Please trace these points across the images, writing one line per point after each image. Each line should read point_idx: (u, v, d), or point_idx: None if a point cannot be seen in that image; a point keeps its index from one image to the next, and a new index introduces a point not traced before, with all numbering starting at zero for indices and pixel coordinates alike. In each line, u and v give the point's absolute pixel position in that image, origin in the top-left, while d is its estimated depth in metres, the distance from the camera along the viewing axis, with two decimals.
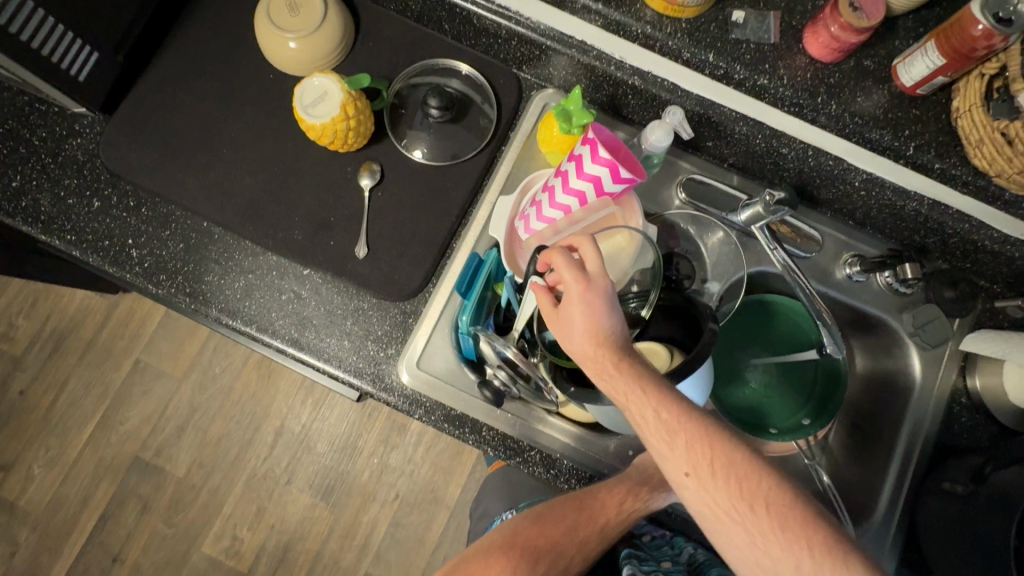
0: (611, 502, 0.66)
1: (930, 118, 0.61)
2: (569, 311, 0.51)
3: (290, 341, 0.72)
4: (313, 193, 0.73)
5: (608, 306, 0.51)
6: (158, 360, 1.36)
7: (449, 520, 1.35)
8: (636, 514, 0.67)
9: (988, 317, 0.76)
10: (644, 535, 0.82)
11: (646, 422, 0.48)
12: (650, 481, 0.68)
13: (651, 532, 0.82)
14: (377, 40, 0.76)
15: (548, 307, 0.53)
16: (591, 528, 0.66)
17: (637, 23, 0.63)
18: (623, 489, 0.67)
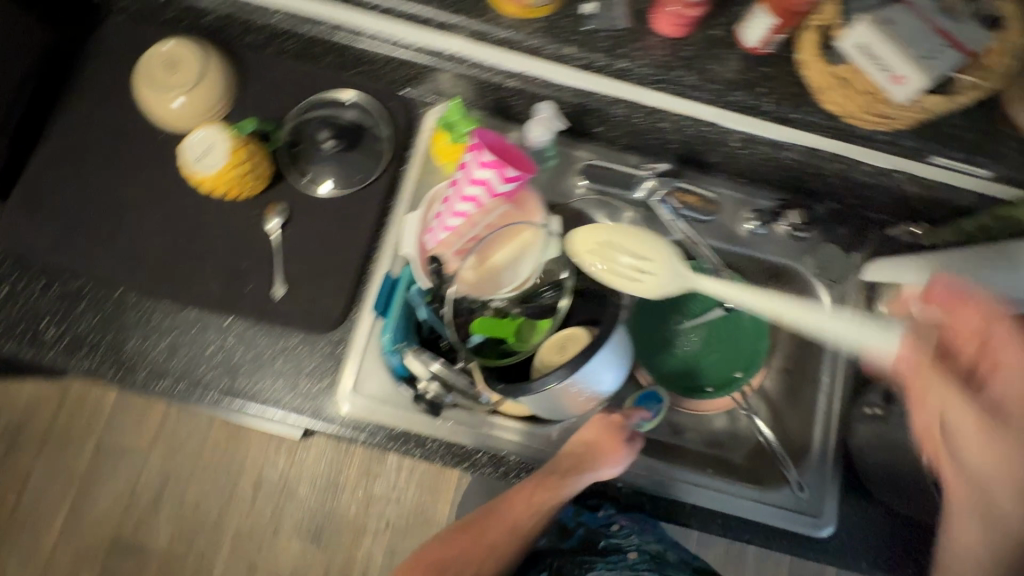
0: (519, 501, 0.68)
1: (782, 72, 0.65)
2: None
3: (223, 391, 0.73)
4: (224, 242, 0.75)
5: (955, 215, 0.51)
6: (122, 437, 1.48)
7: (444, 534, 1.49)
8: (546, 507, 0.68)
9: (882, 247, 0.81)
10: (612, 525, 0.84)
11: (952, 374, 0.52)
12: (557, 471, 0.68)
13: (618, 521, 0.84)
14: (262, 83, 0.80)
15: None
16: (501, 529, 0.68)
17: (498, 30, 0.64)
18: (531, 486, 0.68)
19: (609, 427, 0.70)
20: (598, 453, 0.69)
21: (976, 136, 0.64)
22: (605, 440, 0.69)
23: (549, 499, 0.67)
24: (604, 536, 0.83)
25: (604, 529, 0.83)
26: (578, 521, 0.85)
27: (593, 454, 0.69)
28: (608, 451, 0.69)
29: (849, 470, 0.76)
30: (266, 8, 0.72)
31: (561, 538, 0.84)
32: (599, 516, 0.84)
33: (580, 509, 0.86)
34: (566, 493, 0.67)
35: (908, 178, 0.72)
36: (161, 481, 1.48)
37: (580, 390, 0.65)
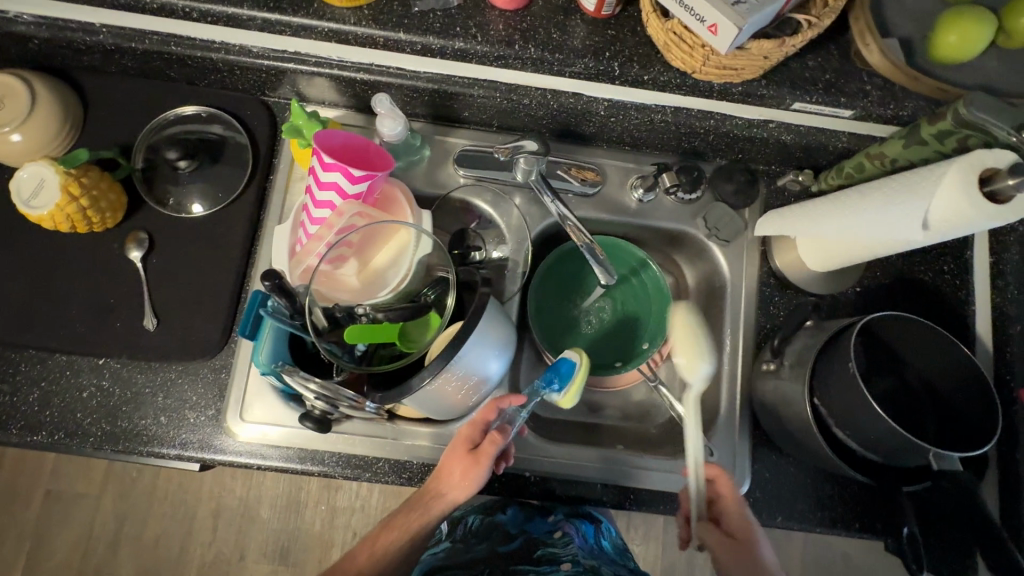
0: (373, 541, 0.66)
1: (627, 35, 0.63)
2: None
3: (103, 436, 0.69)
4: (86, 280, 0.72)
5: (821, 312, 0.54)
6: (68, 484, 1.36)
7: None
8: (398, 543, 0.65)
9: (775, 199, 0.79)
10: (555, 532, 0.84)
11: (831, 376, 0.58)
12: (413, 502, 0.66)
13: (562, 528, 0.85)
14: (110, 107, 0.75)
15: None
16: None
17: (321, 23, 0.61)
18: (388, 524, 0.66)
19: (457, 447, 0.65)
20: (442, 480, 0.64)
21: (831, 77, 0.64)
22: (450, 463, 0.64)
23: (401, 534, 0.65)
24: (543, 545, 0.82)
25: (546, 536, 0.83)
26: (523, 529, 0.85)
27: (438, 481, 0.64)
28: (452, 476, 0.63)
29: (759, 431, 0.74)
30: (91, 24, 0.65)
31: (502, 543, 0.83)
32: (548, 520, 0.86)
33: (529, 517, 0.87)
34: (414, 526, 0.64)
35: (781, 127, 0.69)
36: (116, 526, 1.35)
37: (454, 384, 0.63)
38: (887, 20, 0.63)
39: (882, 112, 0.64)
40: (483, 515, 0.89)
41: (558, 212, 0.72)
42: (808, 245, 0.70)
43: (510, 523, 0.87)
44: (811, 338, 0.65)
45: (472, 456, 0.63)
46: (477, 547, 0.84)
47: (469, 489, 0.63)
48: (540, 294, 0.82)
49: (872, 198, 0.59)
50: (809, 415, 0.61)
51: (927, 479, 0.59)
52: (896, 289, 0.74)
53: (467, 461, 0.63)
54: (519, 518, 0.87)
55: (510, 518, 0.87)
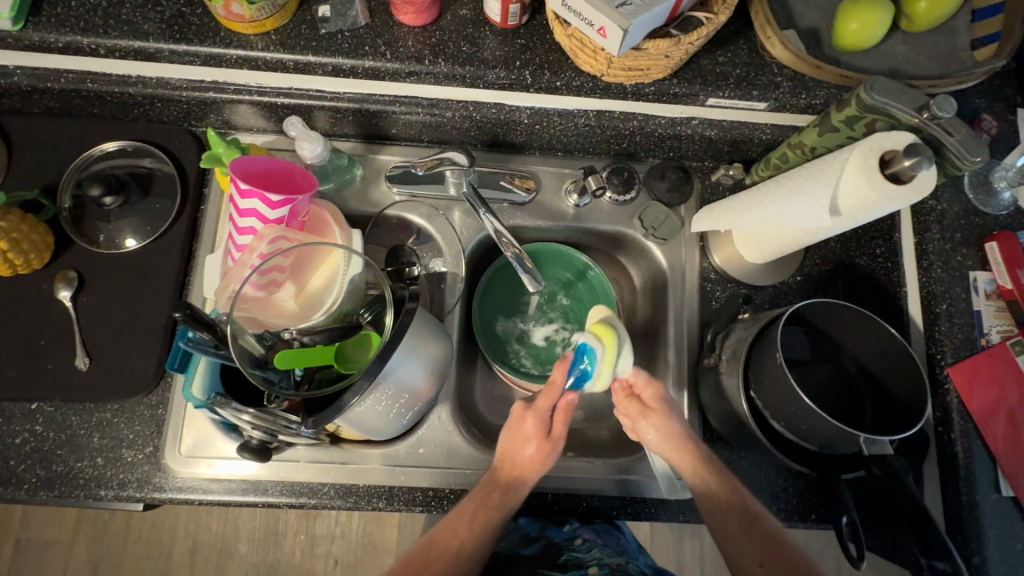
0: (462, 516, 0.63)
1: (536, 43, 0.64)
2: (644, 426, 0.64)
3: (37, 482, 0.67)
4: (16, 325, 0.70)
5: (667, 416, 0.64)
6: (39, 531, 1.28)
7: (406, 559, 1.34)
8: (492, 523, 0.62)
9: (711, 194, 0.79)
10: (575, 539, 0.71)
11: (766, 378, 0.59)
12: (499, 487, 0.64)
13: (582, 535, 0.72)
14: (34, 147, 0.74)
15: (634, 411, 0.65)
16: (449, 550, 0.62)
17: (229, 50, 0.62)
18: (473, 505, 0.63)
19: (529, 432, 0.64)
20: (523, 468, 0.64)
21: (741, 71, 0.65)
22: (523, 448, 0.64)
23: (495, 513, 0.62)
24: (565, 551, 0.69)
25: (567, 544, 0.70)
26: (542, 534, 0.72)
27: (519, 469, 0.64)
28: (531, 462, 0.64)
29: (708, 428, 0.73)
30: (2, 65, 0.64)
31: (521, 545, 0.72)
32: (564, 529, 0.72)
33: (545, 523, 0.73)
34: (509, 509, 0.63)
35: (703, 124, 0.69)
36: (90, 570, 1.27)
37: (391, 395, 0.63)
38: (794, 12, 0.64)
39: (795, 102, 0.65)
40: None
41: (493, 228, 0.70)
42: (742, 239, 0.71)
43: (527, 529, 0.72)
44: (745, 331, 0.65)
45: (548, 441, 0.64)
46: (496, 550, 0.72)
47: (546, 467, 0.64)
48: (485, 309, 0.81)
49: (785, 191, 0.59)
50: (745, 408, 0.61)
51: (860, 467, 0.59)
52: (837, 275, 0.74)
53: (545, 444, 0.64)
54: (535, 523, 0.73)
55: (527, 524, 0.73)
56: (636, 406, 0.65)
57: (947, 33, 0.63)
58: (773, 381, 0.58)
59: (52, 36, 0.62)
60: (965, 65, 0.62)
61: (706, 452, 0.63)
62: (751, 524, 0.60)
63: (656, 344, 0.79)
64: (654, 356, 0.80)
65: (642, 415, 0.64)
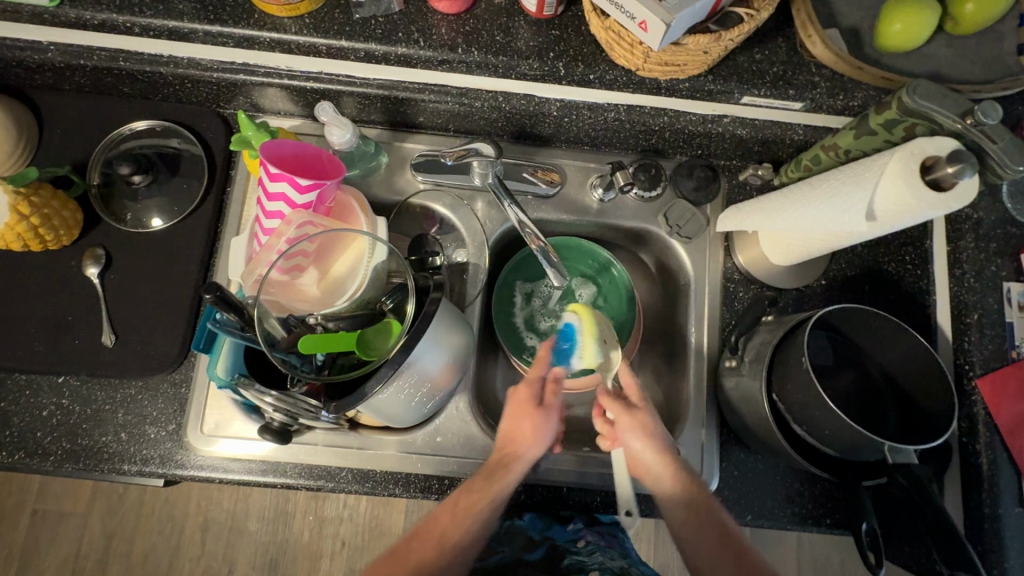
0: (449, 507, 0.59)
1: (570, 34, 0.64)
2: (627, 430, 0.62)
3: (63, 454, 0.68)
4: (45, 299, 0.71)
5: (655, 423, 0.62)
6: (57, 501, 1.31)
7: None
8: (482, 517, 0.58)
9: (737, 193, 0.78)
10: (578, 541, 0.70)
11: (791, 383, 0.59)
12: (490, 472, 0.60)
13: (586, 537, 0.71)
14: (65, 124, 0.75)
15: (620, 410, 0.63)
16: (433, 541, 0.57)
17: (263, 33, 0.62)
18: (462, 490, 0.60)
19: (519, 402, 0.63)
20: (517, 439, 0.62)
21: (778, 70, 0.64)
22: (522, 423, 0.62)
23: (481, 504, 0.58)
24: (568, 554, 0.69)
25: (569, 545, 0.70)
26: (545, 536, 0.71)
27: (514, 444, 0.62)
28: (531, 438, 0.62)
29: (726, 429, 0.72)
30: (37, 41, 0.65)
31: (524, 550, 0.71)
32: (567, 529, 0.72)
33: (548, 523, 0.72)
34: (502, 494, 0.59)
35: (735, 122, 0.68)
36: (104, 540, 1.30)
37: (412, 382, 0.62)
38: (834, 10, 0.63)
39: (831, 103, 0.64)
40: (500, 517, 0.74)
41: (517, 219, 0.71)
42: (768, 241, 0.70)
43: (530, 530, 0.72)
44: (768, 334, 0.65)
45: (541, 409, 0.62)
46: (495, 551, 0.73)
47: (542, 437, 0.62)
48: (507, 304, 0.82)
49: (820, 194, 0.58)
50: (767, 411, 0.61)
51: (882, 474, 0.59)
52: (862, 280, 0.73)
53: (534, 409, 0.62)
54: (538, 523, 0.72)
55: (531, 524, 0.72)
56: (620, 406, 0.63)
57: (992, 37, 0.62)
58: (796, 384, 0.58)
59: (88, 13, 0.62)
60: (1010, 71, 0.61)
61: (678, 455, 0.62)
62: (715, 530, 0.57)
63: (675, 342, 0.79)
64: (672, 355, 0.79)
65: (626, 414, 0.62)
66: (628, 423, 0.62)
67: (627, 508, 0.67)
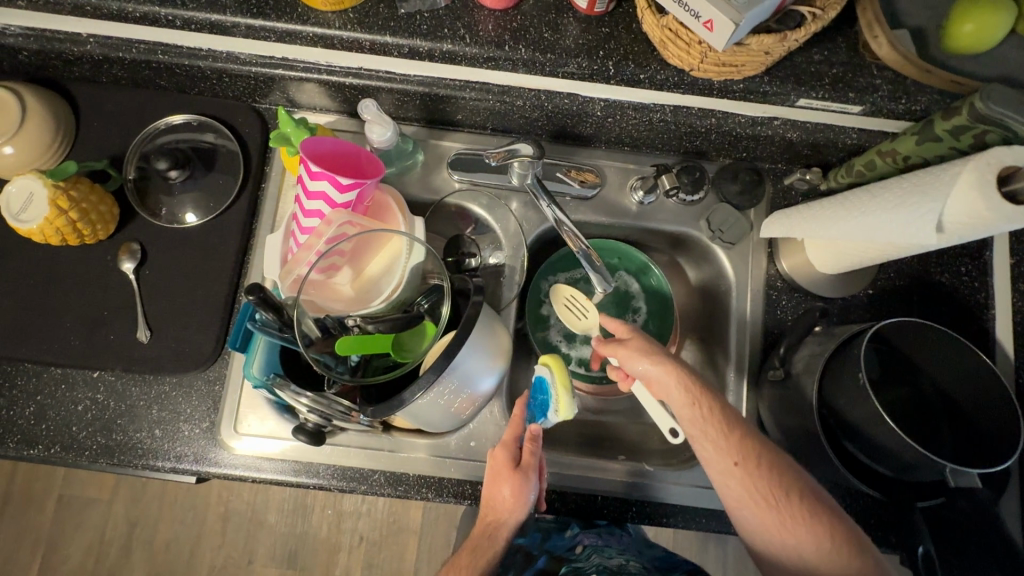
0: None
1: (620, 32, 0.62)
2: (631, 360, 0.57)
3: (98, 449, 0.68)
4: (82, 293, 0.71)
5: (654, 346, 0.58)
6: (82, 487, 1.32)
7: (426, 539, 1.35)
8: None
9: (782, 198, 0.75)
10: (575, 547, 0.73)
11: (848, 401, 0.56)
12: (475, 544, 0.57)
13: (584, 541, 0.74)
14: (102, 117, 0.74)
15: (614, 346, 0.59)
16: None
17: (306, 27, 0.60)
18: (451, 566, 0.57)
19: (494, 470, 0.59)
20: (495, 511, 0.57)
21: (837, 72, 0.61)
22: (499, 490, 0.58)
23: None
24: (568, 562, 0.71)
25: (568, 554, 0.73)
26: (543, 549, 0.74)
27: (494, 511, 0.57)
28: (509, 504, 0.57)
29: None
30: (78, 34, 0.64)
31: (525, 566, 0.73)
32: (565, 536, 0.75)
33: (546, 533, 0.76)
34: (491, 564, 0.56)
35: (787, 125, 0.66)
36: (127, 528, 1.31)
37: (450, 388, 0.61)
38: (899, 10, 0.60)
39: (892, 107, 0.61)
40: None
41: (554, 217, 0.70)
42: (816, 248, 0.67)
43: (530, 545, 0.74)
44: (817, 346, 0.63)
45: (518, 471, 0.58)
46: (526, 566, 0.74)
47: (522, 503, 0.57)
48: (545, 318, 0.81)
49: (882, 202, 0.56)
50: (818, 426, 0.59)
51: (940, 496, 0.57)
52: (913, 291, 0.71)
53: (511, 472, 0.58)
54: (537, 537, 0.75)
55: (531, 539, 0.75)
56: (612, 343, 0.59)
57: None
58: (851, 401, 0.56)
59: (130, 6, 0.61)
60: None
61: (739, 423, 0.55)
62: (791, 503, 0.52)
63: (713, 351, 0.77)
64: (709, 363, 0.77)
65: (623, 344, 0.58)
66: (624, 350, 0.58)
67: (672, 428, 0.59)
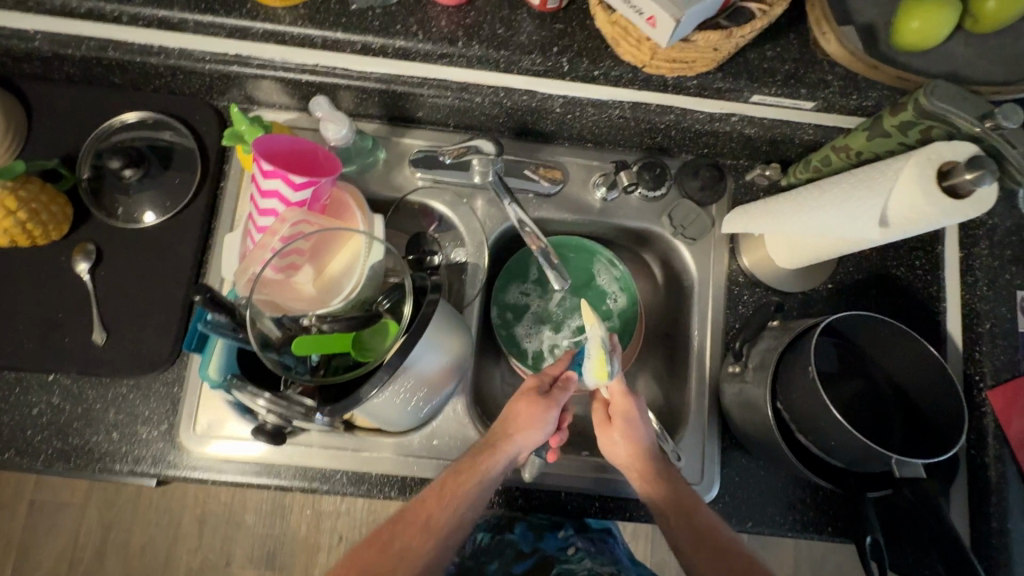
0: (440, 488, 0.59)
1: (574, 29, 0.62)
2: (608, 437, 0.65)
3: (53, 453, 0.67)
4: (35, 295, 0.70)
5: (632, 430, 0.63)
6: (53, 492, 1.30)
7: None
8: (469, 499, 0.59)
9: (743, 193, 0.76)
10: (568, 548, 0.73)
11: (798, 395, 0.57)
12: (481, 451, 0.61)
13: (575, 543, 0.74)
14: (55, 115, 0.73)
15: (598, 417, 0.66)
16: (416, 524, 0.57)
17: (256, 23, 0.60)
18: (455, 473, 0.60)
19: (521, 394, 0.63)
20: (510, 424, 0.61)
21: (790, 68, 0.61)
22: (517, 409, 0.62)
23: (470, 485, 0.59)
24: (558, 562, 0.72)
25: (560, 554, 0.73)
26: (534, 546, 0.74)
27: (506, 427, 0.62)
28: (524, 423, 0.61)
29: (727, 434, 0.71)
30: (24, 30, 0.63)
31: (514, 562, 0.74)
32: (557, 536, 0.75)
33: (538, 532, 0.76)
34: (490, 474, 0.60)
35: (744, 121, 0.66)
36: (101, 532, 1.29)
37: (410, 384, 0.61)
38: (850, 6, 0.60)
39: (843, 103, 0.62)
40: (492, 530, 0.77)
41: (516, 217, 0.70)
42: (775, 243, 0.68)
43: (520, 542, 0.75)
44: (773, 340, 0.63)
45: (540, 398, 0.63)
46: (492, 565, 0.74)
47: (541, 428, 0.62)
48: (523, 300, 0.81)
49: (831, 197, 0.57)
50: (771, 419, 0.60)
51: (889, 486, 0.58)
52: (870, 284, 0.72)
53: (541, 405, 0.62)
54: (529, 535, 0.76)
55: (521, 536, 0.75)
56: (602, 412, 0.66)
57: (1013, 35, 0.59)
58: (800, 395, 0.57)
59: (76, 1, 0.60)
60: None
61: (665, 470, 0.63)
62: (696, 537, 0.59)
63: (677, 346, 0.78)
64: (673, 359, 0.78)
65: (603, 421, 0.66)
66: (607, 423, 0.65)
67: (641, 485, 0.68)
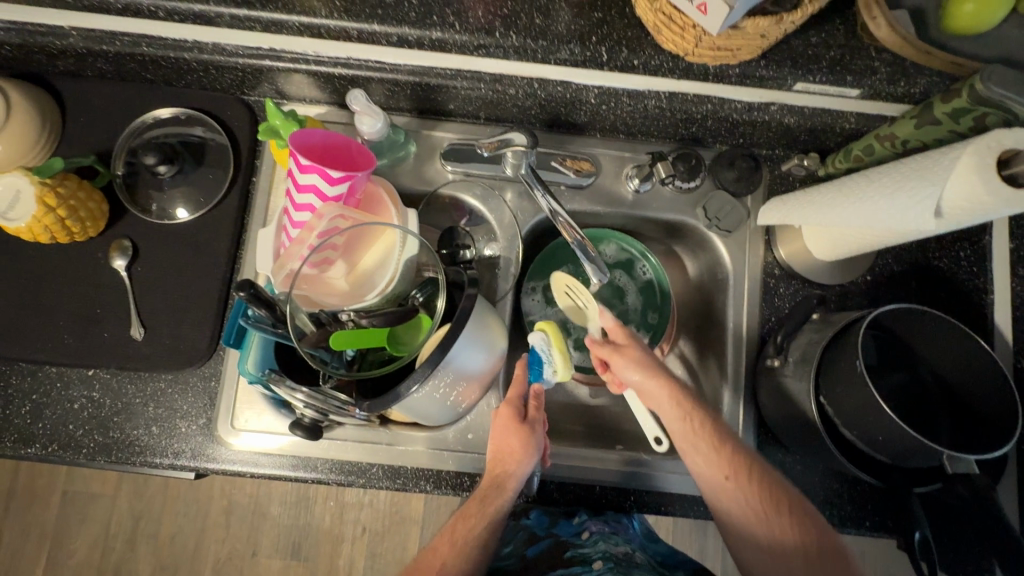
0: (451, 529, 0.58)
1: (613, 17, 0.61)
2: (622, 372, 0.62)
3: (95, 447, 0.68)
4: (73, 292, 0.71)
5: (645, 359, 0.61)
6: (84, 484, 1.33)
7: (428, 529, 1.35)
8: (479, 540, 0.57)
9: (779, 184, 0.75)
10: (582, 533, 0.69)
11: (846, 390, 0.56)
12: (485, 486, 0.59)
13: (590, 527, 0.70)
14: (88, 112, 0.73)
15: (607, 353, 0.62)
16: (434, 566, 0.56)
17: (292, 17, 0.60)
18: (462, 513, 0.58)
19: (505, 422, 0.61)
20: (504, 459, 0.60)
21: (834, 54, 0.60)
22: (510, 435, 0.60)
23: (478, 523, 0.57)
24: (572, 547, 0.68)
25: (574, 539, 0.69)
26: (550, 532, 0.70)
27: (503, 463, 0.60)
28: (518, 450, 0.60)
29: (764, 428, 0.71)
30: (60, 26, 0.63)
31: (527, 546, 0.70)
32: (573, 522, 0.71)
33: (554, 518, 0.72)
34: (498, 510, 0.58)
35: (784, 110, 0.65)
36: (131, 523, 1.32)
37: (447, 380, 0.61)
38: None
39: (890, 90, 0.61)
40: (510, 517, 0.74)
41: (549, 208, 0.68)
42: (814, 235, 0.67)
43: (534, 526, 0.71)
44: (814, 334, 0.62)
45: (525, 424, 0.61)
46: None
47: (534, 452, 0.60)
48: None
49: (880, 186, 0.55)
50: (815, 414, 0.59)
51: (937, 481, 0.57)
52: (911, 276, 0.71)
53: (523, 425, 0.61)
54: (545, 519, 0.72)
55: (535, 521, 0.72)
56: (609, 347, 0.63)
57: None
58: (847, 390, 0.56)
59: None
60: None
61: (732, 441, 0.58)
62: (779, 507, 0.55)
63: (710, 340, 0.77)
64: (707, 353, 0.77)
65: (616, 355, 0.62)
66: (619, 358, 0.62)
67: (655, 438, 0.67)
